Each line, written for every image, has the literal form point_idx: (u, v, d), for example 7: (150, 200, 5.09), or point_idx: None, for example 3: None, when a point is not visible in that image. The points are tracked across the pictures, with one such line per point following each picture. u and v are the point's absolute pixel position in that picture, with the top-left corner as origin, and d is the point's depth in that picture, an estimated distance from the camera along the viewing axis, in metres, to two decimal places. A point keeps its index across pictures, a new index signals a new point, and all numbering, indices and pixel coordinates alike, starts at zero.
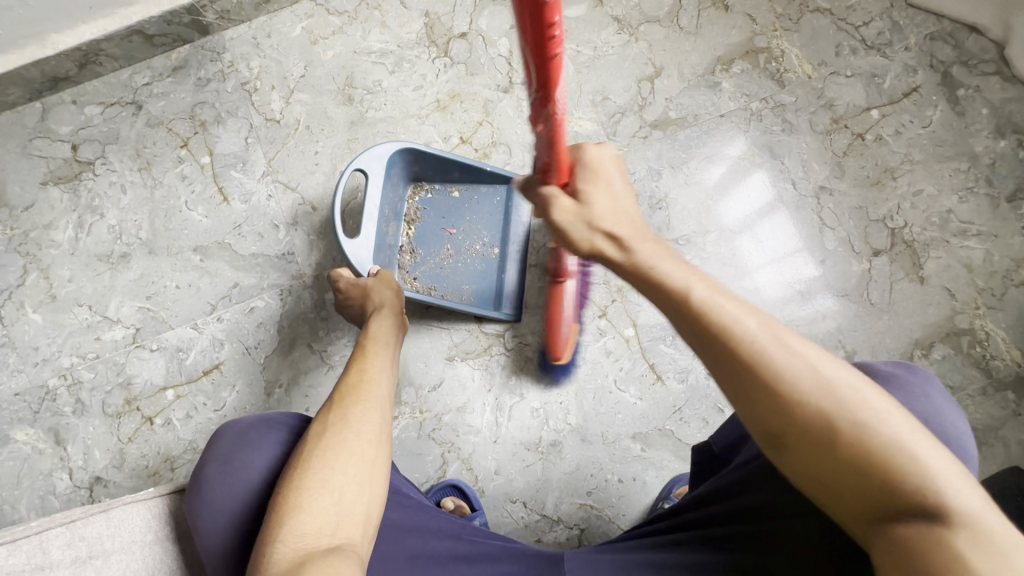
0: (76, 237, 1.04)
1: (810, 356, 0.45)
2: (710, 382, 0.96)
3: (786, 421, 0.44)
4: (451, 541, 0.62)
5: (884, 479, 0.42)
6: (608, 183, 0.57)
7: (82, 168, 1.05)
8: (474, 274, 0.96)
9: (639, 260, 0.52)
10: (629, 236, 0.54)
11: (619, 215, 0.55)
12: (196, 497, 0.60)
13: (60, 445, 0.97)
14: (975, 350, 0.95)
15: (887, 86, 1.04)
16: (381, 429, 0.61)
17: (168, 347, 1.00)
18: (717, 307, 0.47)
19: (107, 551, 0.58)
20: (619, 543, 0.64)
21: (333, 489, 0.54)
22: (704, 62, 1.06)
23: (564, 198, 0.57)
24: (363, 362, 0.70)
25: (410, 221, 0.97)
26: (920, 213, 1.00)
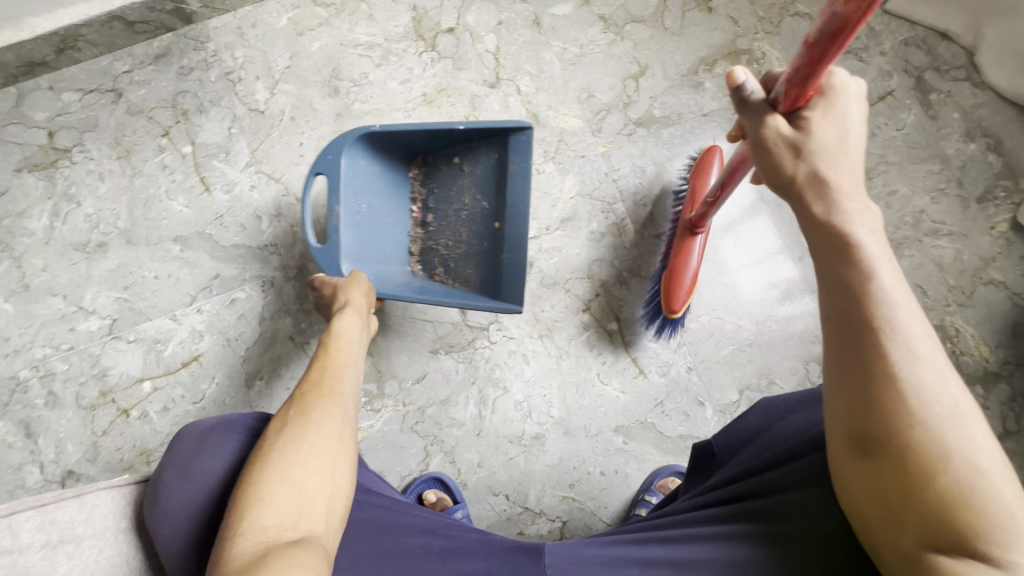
0: (52, 225, 1.01)
1: (956, 392, 0.44)
2: (691, 376, 0.97)
3: (901, 428, 0.43)
4: (426, 536, 0.62)
5: (965, 522, 0.40)
6: (843, 116, 0.52)
7: (59, 155, 1.03)
8: (477, 251, 0.94)
9: (840, 221, 0.49)
10: (844, 189, 0.50)
11: (840, 159, 0.51)
12: (152, 507, 0.58)
13: (31, 438, 0.94)
14: (945, 346, 0.98)
15: (863, 89, 1.07)
16: (345, 425, 0.61)
17: (146, 338, 0.98)
18: (885, 303, 0.46)
19: (79, 537, 0.56)
20: (606, 536, 0.64)
21: (295, 482, 0.53)
22: (688, 62, 1.08)
23: (782, 125, 0.52)
24: (326, 361, 0.69)
25: (415, 200, 0.98)
26: (894, 213, 1.03)
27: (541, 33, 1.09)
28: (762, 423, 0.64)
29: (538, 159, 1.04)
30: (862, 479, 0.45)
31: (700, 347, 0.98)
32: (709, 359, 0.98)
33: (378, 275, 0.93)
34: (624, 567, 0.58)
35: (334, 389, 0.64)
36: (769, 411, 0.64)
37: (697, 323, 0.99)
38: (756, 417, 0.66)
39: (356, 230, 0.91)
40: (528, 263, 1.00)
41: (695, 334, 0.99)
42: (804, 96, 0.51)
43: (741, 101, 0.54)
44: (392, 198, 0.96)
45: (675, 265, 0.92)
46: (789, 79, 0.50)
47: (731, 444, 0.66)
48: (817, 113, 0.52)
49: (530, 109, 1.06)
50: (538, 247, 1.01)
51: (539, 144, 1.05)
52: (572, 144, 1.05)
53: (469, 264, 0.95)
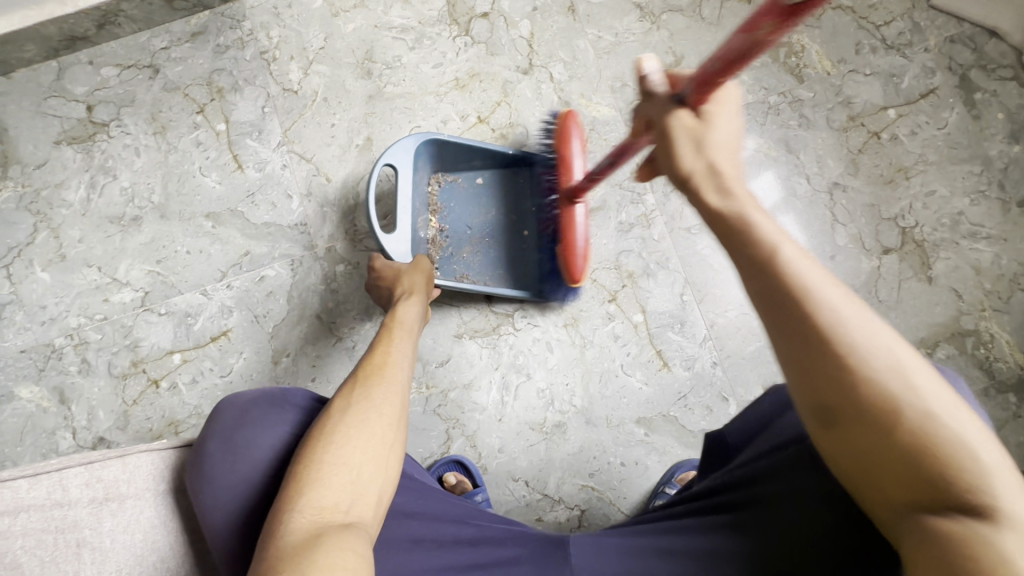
0: (88, 197, 1.03)
1: (893, 343, 0.42)
2: (716, 370, 0.97)
3: (858, 405, 0.42)
4: (456, 526, 0.62)
5: (935, 470, 0.41)
6: (730, 113, 0.52)
7: (97, 129, 1.05)
8: (509, 256, 0.97)
9: (738, 210, 0.47)
10: (730, 174, 0.49)
11: (730, 151, 0.50)
12: (197, 475, 0.58)
13: (64, 404, 0.97)
14: (979, 351, 0.96)
15: (905, 86, 1.04)
16: (402, 413, 0.61)
17: (177, 311, 1.00)
18: (803, 271, 0.43)
19: (123, 495, 0.58)
20: (626, 526, 0.64)
21: (352, 466, 0.54)
22: None
23: (687, 118, 0.51)
24: (388, 343, 0.69)
25: (435, 210, 0.97)
26: (931, 214, 1.01)
27: (576, 20, 1.08)
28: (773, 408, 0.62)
29: None
30: (840, 451, 0.45)
31: (726, 342, 0.97)
32: (735, 355, 0.97)
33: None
34: (644, 558, 0.58)
35: (394, 373, 0.64)
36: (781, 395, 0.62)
37: (723, 319, 0.98)
38: (768, 402, 0.64)
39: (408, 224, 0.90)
40: None
41: (721, 330, 0.98)
42: (704, 98, 0.51)
43: (646, 91, 0.56)
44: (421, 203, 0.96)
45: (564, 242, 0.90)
46: (696, 82, 0.50)
47: (744, 431, 0.64)
48: (714, 107, 0.51)
49: (562, 97, 1.05)
50: None
51: None
52: (603, 133, 1.04)
53: (498, 270, 0.97)
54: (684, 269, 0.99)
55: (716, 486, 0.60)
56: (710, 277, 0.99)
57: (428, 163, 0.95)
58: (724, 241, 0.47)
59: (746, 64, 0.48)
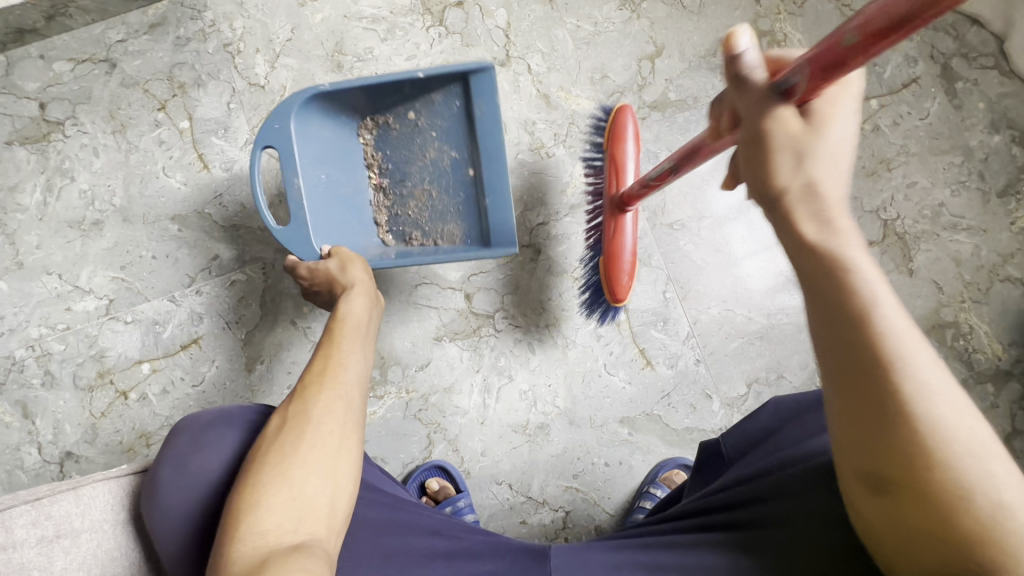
0: (45, 201, 0.98)
1: (970, 418, 0.38)
2: (699, 368, 0.96)
3: (913, 459, 0.37)
4: (430, 538, 0.61)
5: (992, 567, 0.36)
6: (844, 114, 0.44)
7: (51, 128, 0.99)
8: (457, 206, 0.86)
9: (829, 244, 0.40)
10: (833, 199, 0.41)
11: (839, 162, 0.42)
12: (151, 504, 0.56)
13: (28, 418, 0.93)
14: (958, 343, 0.96)
15: (887, 75, 1.02)
16: (349, 421, 0.58)
17: (144, 319, 0.96)
18: (889, 326, 0.38)
19: (76, 530, 0.55)
20: (614, 541, 0.63)
21: (294, 483, 0.52)
22: (706, 43, 1.03)
23: (791, 115, 0.42)
24: (331, 346, 0.65)
25: (372, 165, 0.90)
26: (913, 206, 1.00)
27: (554, 9, 1.04)
28: (771, 424, 0.63)
29: (548, 143, 1.01)
30: (885, 525, 0.40)
31: (709, 339, 0.96)
32: (718, 352, 0.96)
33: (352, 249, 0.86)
34: (630, 572, 0.57)
35: (339, 379, 0.61)
36: (781, 411, 0.63)
37: (706, 316, 0.97)
38: (767, 417, 0.65)
39: (320, 204, 0.81)
40: (536, 249, 0.97)
41: (704, 327, 0.97)
42: (818, 89, 0.43)
43: (735, 77, 0.43)
44: (348, 168, 0.86)
45: (610, 253, 0.89)
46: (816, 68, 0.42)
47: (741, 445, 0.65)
48: (827, 107, 0.44)
49: (541, 89, 1.02)
50: (546, 233, 0.98)
51: (549, 127, 1.01)
52: (583, 127, 1.01)
53: (447, 221, 0.87)
54: (667, 265, 0.98)
55: (705, 505, 0.59)
56: (693, 272, 0.98)
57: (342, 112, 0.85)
58: (802, 276, 0.41)
59: (847, 68, 0.41)
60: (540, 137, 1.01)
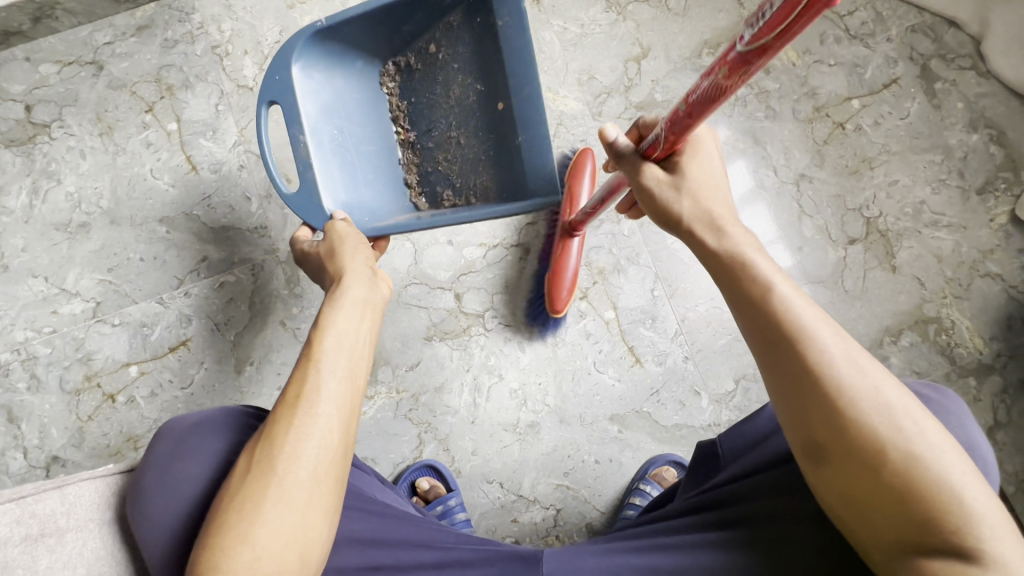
0: (31, 203, 0.98)
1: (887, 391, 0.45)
2: (688, 365, 0.97)
3: (848, 449, 0.44)
4: (419, 551, 0.61)
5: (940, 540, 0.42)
6: (707, 155, 0.57)
7: (37, 130, 0.99)
8: (487, 151, 0.80)
9: (729, 248, 0.53)
10: (723, 216, 0.54)
11: (715, 190, 0.56)
12: (133, 511, 0.56)
13: (14, 423, 0.92)
14: (941, 338, 0.98)
15: (868, 76, 1.04)
16: (321, 460, 0.52)
17: (131, 322, 0.95)
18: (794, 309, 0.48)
19: (63, 528, 0.55)
20: (606, 542, 0.62)
21: (256, 545, 0.48)
22: (691, 45, 1.05)
23: (657, 172, 0.57)
24: (307, 367, 0.57)
25: (398, 118, 0.86)
26: (895, 204, 1.02)
27: (541, 11, 1.05)
28: (770, 426, 0.62)
29: None
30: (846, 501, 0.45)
31: (697, 336, 0.97)
32: (706, 349, 0.97)
33: (374, 214, 0.83)
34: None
35: (310, 412, 0.54)
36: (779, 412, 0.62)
37: (694, 313, 0.98)
38: (766, 421, 0.63)
39: (335, 163, 0.80)
40: (525, 249, 0.98)
41: (692, 324, 0.98)
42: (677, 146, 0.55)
43: (614, 153, 0.59)
44: (368, 125, 0.85)
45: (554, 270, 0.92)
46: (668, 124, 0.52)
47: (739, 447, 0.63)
48: (688, 156, 0.56)
49: None
50: (535, 233, 0.98)
51: None
52: (571, 128, 1.02)
53: (481, 171, 0.81)
54: (655, 264, 0.99)
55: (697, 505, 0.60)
56: (680, 270, 0.99)
57: (359, 60, 0.83)
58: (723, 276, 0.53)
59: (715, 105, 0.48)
60: None
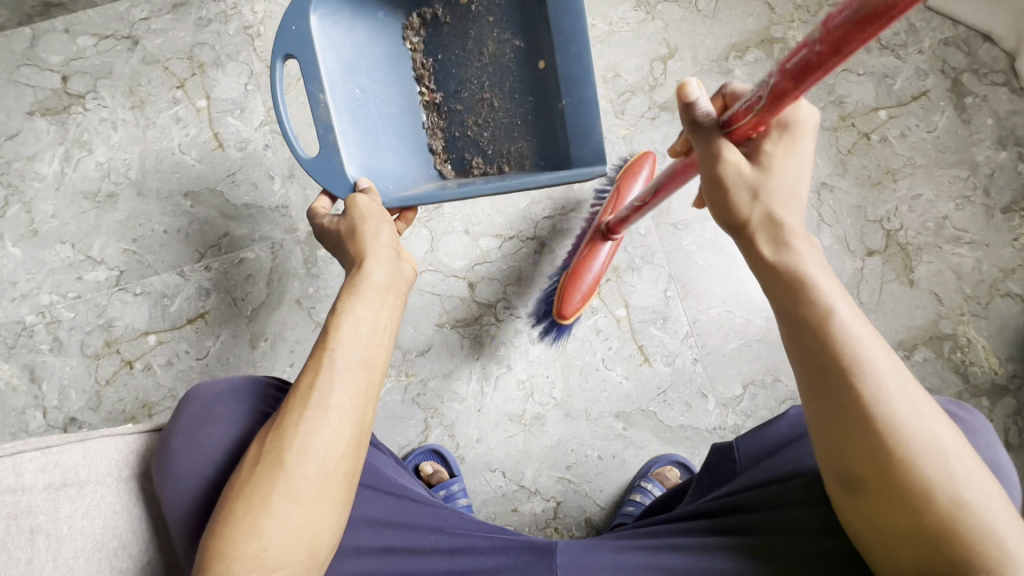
0: (62, 171, 1.00)
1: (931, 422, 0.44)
2: (696, 367, 0.96)
3: (877, 461, 0.44)
4: (433, 535, 0.62)
5: (961, 555, 0.42)
6: (796, 151, 0.49)
7: (72, 101, 1.02)
8: (522, 115, 0.80)
9: (789, 262, 0.47)
10: (792, 227, 0.48)
11: (793, 198, 0.48)
12: (161, 468, 0.57)
13: (35, 382, 0.95)
14: (955, 355, 0.97)
15: (897, 87, 1.03)
16: (329, 454, 0.51)
17: (152, 292, 0.98)
18: (845, 334, 0.44)
19: (84, 481, 0.57)
20: (617, 539, 0.62)
21: (264, 537, 0.48)
22: (719, 48, 1.05)
23: (739, 158, 0.48)
24: (320, 358, 0.54)
25: (423, 77, 0.84)
26: (916, 218, 1.01)
27: None
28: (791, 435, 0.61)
29: None
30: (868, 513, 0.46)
31: (708, 339, 0.97)
32: (716, 352, 0.97)
33: (399, 181, 0.81)
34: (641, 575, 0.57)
35: (324, 403, 0.52)
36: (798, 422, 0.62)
37: (706, 316, 0.98)
38: (785, 427, 0.63)
39: (356, 126, 0.78)
40: (541, 243, 0.98)
41: (703, 327, 0.98)
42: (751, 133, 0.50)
43: (692, 119, 0.48)
44: (389, 85, 0.82)
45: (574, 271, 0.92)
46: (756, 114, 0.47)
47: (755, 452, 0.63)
48: (777, 147, 0.49)
49: None
50: (551, 227, 0.99)
51: None
52: None
53: (516, 136, 0.80)
54: (669, 265, 0.99)
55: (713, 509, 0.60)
56: (694, 272, 0.99)
57: (381, 11, 0.80)
58: (772, 292, 0.48)
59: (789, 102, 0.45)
60: None
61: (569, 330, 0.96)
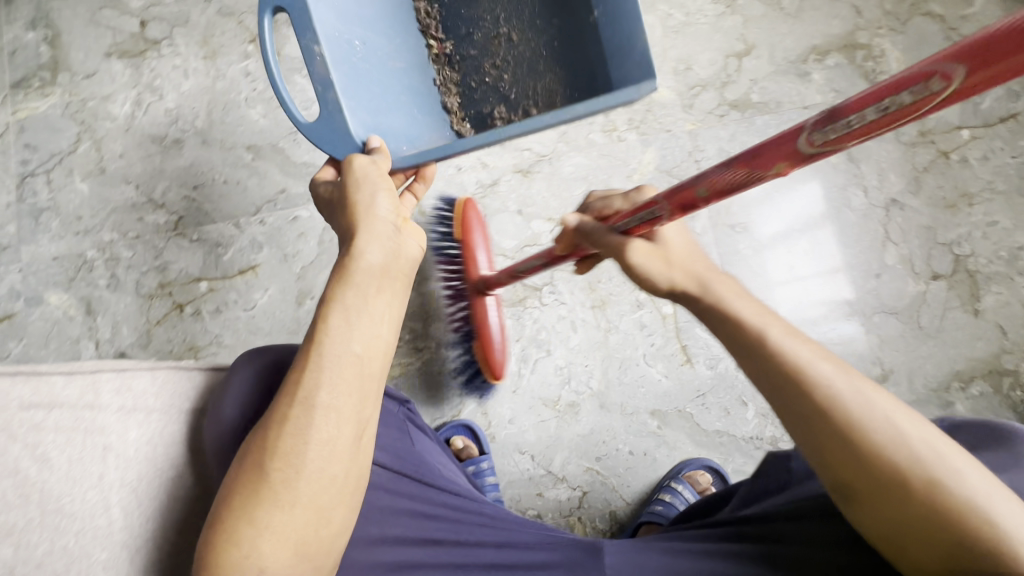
0: (133, 113, 1.03)
1: (926, 438, 0.42)
2: (739, 373, 0.94)
3: (882, 487, 0.42)
4: (480, 528, 0.63)
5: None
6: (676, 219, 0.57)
7: (148, 46, 1.04)
8: (546, 50, 0.72)
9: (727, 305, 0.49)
10: (707, 272, 0.52)
11: (689, 252, 0.55)
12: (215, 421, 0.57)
13: (90, 315, 0.98)
14: (1015, 393, 0.93)
15: (985, 107, 0.98)
16: (320, 451, 0.48)
17: (208, 240, 1.00)
18: (807, 361, 0.45)
19: (153, 408, 0.58)
20: (662, 542, 0.60)
21: (257, 537, 0.46)
22: (798, 48, 1.01)
23: (643, 243, 0.55)
24: (306, 351, 0.50)
25: (429, 28, 0.78)
26: (989, 245, 0.96)
27: None
28: None
29: (621, 126, 0.99)
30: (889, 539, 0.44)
31: None
32: None
33: (412, 140, 0.74)
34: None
35: (310, 402, 0.48)
36: None
37: None
38: None
39: (361, 84, 0.69)
40: None
41: None
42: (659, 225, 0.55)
43: (585, 234, 0.60)
44: (393, 39, 0.75)
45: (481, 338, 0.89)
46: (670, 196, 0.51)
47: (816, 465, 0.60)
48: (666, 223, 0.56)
49: None
50: None
51: (625, 111, 1.00)
52: (660, 116, 1.00)
53: (541, 73, 0.72)
54: (722, 266, 0.97)
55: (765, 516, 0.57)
56: (746, 275, 0.98)
57: None
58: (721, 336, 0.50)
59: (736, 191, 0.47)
60: (614, 119, 1.00)
61: (613, 320, 0.95)
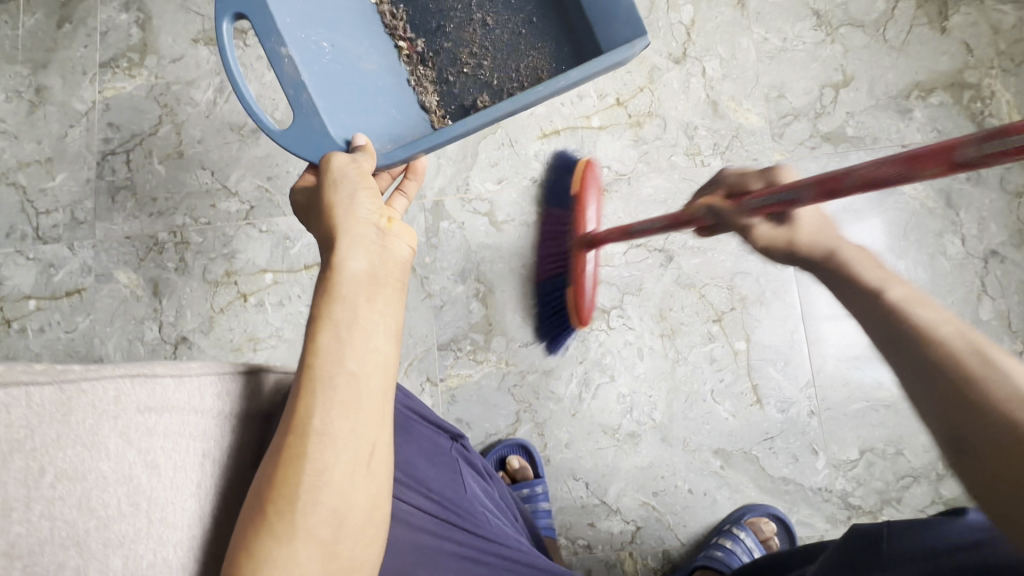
0: (215, 100, 1.03)
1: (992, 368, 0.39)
2: (812, 420, 0.90)
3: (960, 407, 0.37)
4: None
5: None
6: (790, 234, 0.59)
7: (235, 35, 1.04)
8: (526, 34, 0.72)
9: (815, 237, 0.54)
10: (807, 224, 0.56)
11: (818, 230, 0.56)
12: None
13: (156, 296, 0.99)
14: None
15: None
16: (336, 485, 0.43)
17: (277, 232, 0.99)
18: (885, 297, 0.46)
19: (244, 416, 0.53)
20: None
21: None
22: (900, 84, 0.96)
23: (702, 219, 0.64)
24: (307, 379, 0.44)
25: (396, 29, 0.75)
26: None
27: (744, 15, 0.99)
28: None
29: (706, 151, 0.96)
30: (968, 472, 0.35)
31: (829, 394, 0.90)
32: (836, 410, 0.90)
33: (394, 137, 0.71)
34: None
35: (303, 430, 0.43)
36: None
37: (831, 366, 0.91)
38: None
39: (336, 88, 0.67)
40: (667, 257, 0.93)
41: (827, 378, 0.90)
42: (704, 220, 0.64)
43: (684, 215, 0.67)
44: (360, 40, 0.73)
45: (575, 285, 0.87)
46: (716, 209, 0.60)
47: None
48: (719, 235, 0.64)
49: (711, 95, 0.97)
50: (682, 241, 0.93)
51: (711, 135, 0.97)
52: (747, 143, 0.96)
53: (523, 56, 0.72)
54: (801, 305, 0.92)
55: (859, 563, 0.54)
56: (826, 313, 0.92)
57: None
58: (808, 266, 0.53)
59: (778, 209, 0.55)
60: (699, 143, 0.97)
61: (682, 352, 0.91)
